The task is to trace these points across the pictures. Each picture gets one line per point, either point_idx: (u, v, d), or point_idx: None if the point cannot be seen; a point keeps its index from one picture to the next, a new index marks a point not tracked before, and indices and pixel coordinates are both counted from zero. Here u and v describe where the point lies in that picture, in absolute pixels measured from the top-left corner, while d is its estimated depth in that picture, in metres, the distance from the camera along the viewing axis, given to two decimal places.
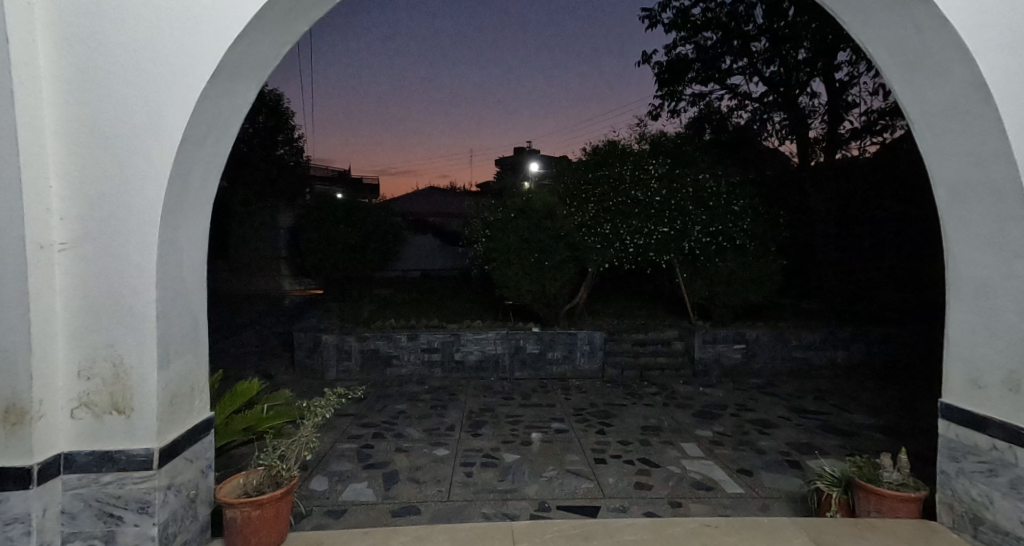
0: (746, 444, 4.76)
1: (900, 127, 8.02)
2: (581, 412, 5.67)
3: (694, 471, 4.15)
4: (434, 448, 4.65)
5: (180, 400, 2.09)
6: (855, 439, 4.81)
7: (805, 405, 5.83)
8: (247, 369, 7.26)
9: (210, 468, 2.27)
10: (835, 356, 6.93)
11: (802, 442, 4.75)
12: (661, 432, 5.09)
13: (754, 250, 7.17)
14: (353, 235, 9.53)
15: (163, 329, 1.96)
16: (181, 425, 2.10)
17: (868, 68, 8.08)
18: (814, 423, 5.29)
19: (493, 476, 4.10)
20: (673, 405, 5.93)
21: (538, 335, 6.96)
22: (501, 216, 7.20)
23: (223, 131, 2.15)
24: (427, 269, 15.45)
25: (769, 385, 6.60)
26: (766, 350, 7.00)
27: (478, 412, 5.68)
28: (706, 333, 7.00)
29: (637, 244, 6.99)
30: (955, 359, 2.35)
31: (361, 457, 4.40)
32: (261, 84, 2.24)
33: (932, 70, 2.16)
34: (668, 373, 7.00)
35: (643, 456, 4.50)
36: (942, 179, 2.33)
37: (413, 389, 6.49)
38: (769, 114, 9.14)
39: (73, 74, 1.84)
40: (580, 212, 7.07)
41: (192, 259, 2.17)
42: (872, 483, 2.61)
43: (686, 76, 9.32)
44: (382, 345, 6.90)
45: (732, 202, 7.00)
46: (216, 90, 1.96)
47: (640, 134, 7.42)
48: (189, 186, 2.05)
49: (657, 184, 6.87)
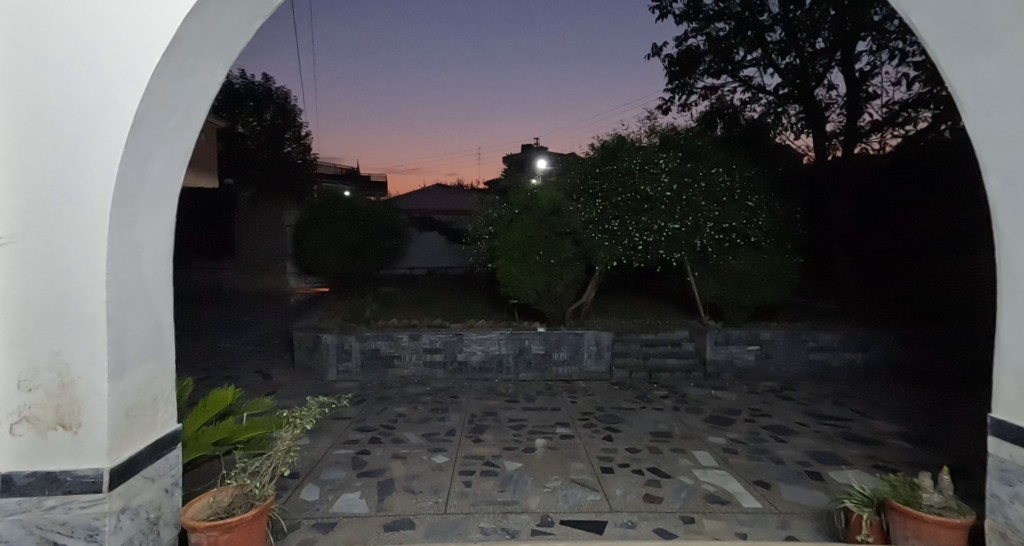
0: (762, 452, 4.51)
1: (923, 119, 7.69)
2: (588, 416, 5.44)
3: (708, 483, 3.91)
4: (432, 454, 4.44)
5: (138, 413, 1.87)
6: (877, 448, 4.55)
7: (823, 411, 5.57)
8: (245, 369, 7.08)
9: (176, 486, 2.07)
10: (854, 359, 6.63)
11: (823, 451, 4.50)
12: (671, 439, 4.85)
13: (769, 248, 6.90)
14: (354, 233, 9.33)
15: (116, 335, 1.75)
16: (141, 441, 1.89)
17: (890, 57, 7.73)
18: (834, 430, 5.03)
19: (493, 487, 3.87)
20: (683, 409, 5.68)
21: (543, 335, 6.72)
22: (505, 212, 6.98)
23: (188, 114, 1.93)
24: (433, 267, 15.33)
25: (785, 388, 6.33)
26: (781, 352, 6.72)
27: (480, 415, 5.47)
28: (719, 333, 6.74)
29: (646, 241, 6.71)
30: (1009, 369, 2.08)
31: (355, 465, 4.19)
32: (231, 64, 2.02)
33: (989, 44, 1.93)
34: (678, 376, 6.75)
35: (652, 465, 4.26)
36: (994, 166, 2.07)
37: (414, 390, 6.28)
38: (784, 107, 8.89)
39: (8, 46, 1.63)
40: (587, 208, 6.85)
41: (154, 257, 1.95)
42: (910, 506, 2.37)
43: (697, 68, 9.09)
44: (383, 345, 6.69)
45: (746, 198, 6.72)
46: (175, 67, 1.75)
47: (650, 128, 7.13)
48: (148, 175, 1.84)
49: (668, 178, 6.58)
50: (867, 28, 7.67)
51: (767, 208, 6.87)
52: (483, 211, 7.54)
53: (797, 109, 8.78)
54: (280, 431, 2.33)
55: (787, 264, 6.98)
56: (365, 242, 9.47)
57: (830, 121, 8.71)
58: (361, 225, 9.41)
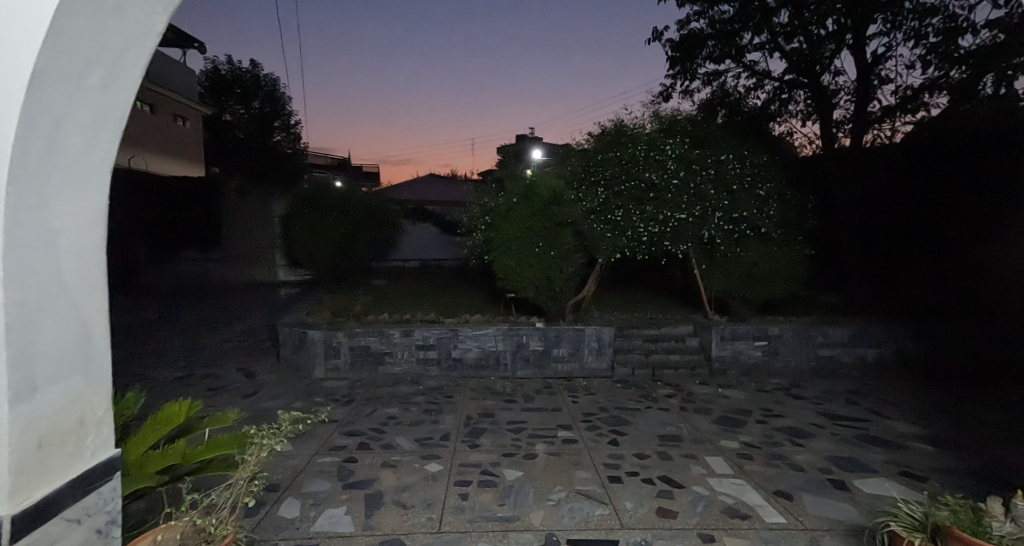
0: (778, 458, 4.20)
1: (936, 104, 7.39)
2: (591, 418, 5.12)
3: (725, 494, 3.59)
4: (426, 462, 4.10)
5: (57, 440, 1.51)
6: (902, 453, 4.26)
7: (838, 411, 5.27)
8: (227, 367, 6.70)
9: (113, 524, 1.72)
10: (866, 354, 6.35)
11: (843, 457, 4.20)
12: (682, 443, 4.53)
13: (778, 240, 6.61)
14: (346, 223, 8.86)
15: (22, 343, 1.39)
16: (62, 475, 1.54)
17: (904, 38, 7.40)
18: (852, 432, 4.74)
19: (492, 500, 3.54)
20: (691, 409, 5.37)
21: (542, 331, 6.37)
22: (502, 202, 6.59)
23: (115, 69, 1.57)
24: (426, 259, 14.99)
25: (795, 386, 6.05)
26: (790, 348, 6.41)
27: (476, 417, 5.13)
28: (726, 329, 6.42)
29: (651, 232, 6.38)
30: None
31: (341, 475, 3.85)
32: (172, 11, 1.65)
33: None
34: (683, 373, 6.44)
35: (663, 473, 3.93)
36: None
37: (406, 389, 5.93)
38: (791, 93, 8.56)
39: None
40: (589, 197, 6.53)
41: (77, 246, 1.58)
42: (976, 537, 2.07)
43: (699, 53, 8.71)
44: (374, 342, 6.32)
45: (757, 186, 6.40)
46: (89, 6, 1.39)
47: (653, 113, 6.79)
48: (61, 146, 1.47)
49: (674, 165, 6.24)
50: (882, 8, 7.30)
51: (778, 197, 6.57)
52: (479, 200, 7.18)
53: (806, 94, 8.39)
54: (245, 453, 2.00)
55: (798, 257, 6.67)
56: (356, 233, 9.06)
57: (839, 108, 8.35)
58: (351, 216, 8.98)
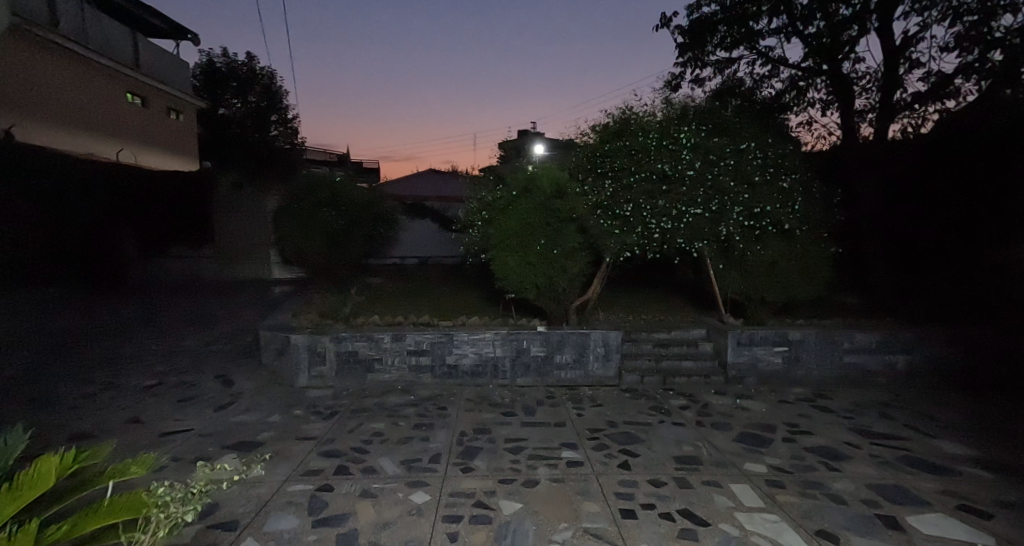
0: (813, 487, 3.66)
1: (970, 90, 6.86)
2: (598, 435, 4.60)
3: (757, 534, 3.07)
4: (410, 492, 3.57)
5: None
6: (954, 480, 3.73)
7: (873, 427, 4.73)
8: (203, 373, 6.20)
9: None
10: (896, 362, 5.82)
11: (887, 484, 3.69)
12: (702, 467, 4.00)
13: (802, 237, 6.06)
14: (336, 219, 8.30)
15: None
16: None
17: (939, 18, 6.82)
18: (892, 453, 4.22)
19: (486, 541, 3.01)
20: (709, 425, 4.84)
21: (543, 336, 5.84)
22: (502, 195, 6.04)
23: None
24: (426, 256, 14.55)
25: (819, 397, 5.52)
26: (813, 354, 5.88)
27: (471, 434, 4.61)
28: (742, 333, 5.88)
29: (663, 229, 5.84)
30: None
31: (313, 508, 3.33)
32: None
33: None
34: (696, 381, 5.89)
35: (683, 506, 3.40)
36: None
37: (395, 400, 5.40)
38: (808, 81, 7.99)
39: None
40: (595, 190, 5.96)
41: None
42: None
43: (710, 40, 8.19)
44: (362, 347, 5.81)
45: (780, 177, 5.87)
46: None
47: (663, 101, 6.27)
48: None
49: (690, 155, 5.69)
50: None
51: (802, 190, 6.05)
52: (477, 195, 6.65)
53: (825, 82, 7.84)
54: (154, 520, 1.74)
55: (823, 256, 6.12)
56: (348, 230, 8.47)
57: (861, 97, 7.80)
58: (343, 211, 8.38)
